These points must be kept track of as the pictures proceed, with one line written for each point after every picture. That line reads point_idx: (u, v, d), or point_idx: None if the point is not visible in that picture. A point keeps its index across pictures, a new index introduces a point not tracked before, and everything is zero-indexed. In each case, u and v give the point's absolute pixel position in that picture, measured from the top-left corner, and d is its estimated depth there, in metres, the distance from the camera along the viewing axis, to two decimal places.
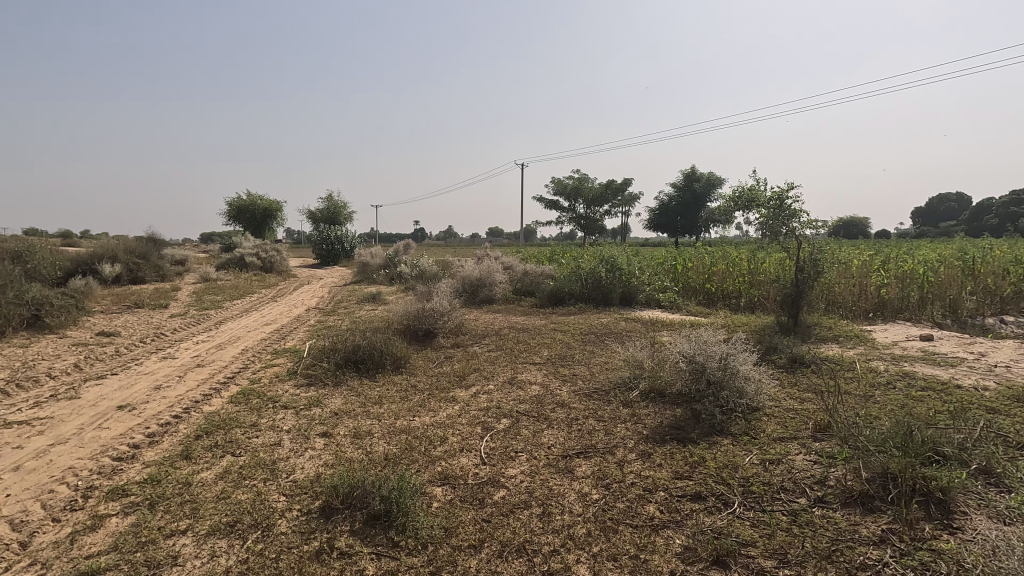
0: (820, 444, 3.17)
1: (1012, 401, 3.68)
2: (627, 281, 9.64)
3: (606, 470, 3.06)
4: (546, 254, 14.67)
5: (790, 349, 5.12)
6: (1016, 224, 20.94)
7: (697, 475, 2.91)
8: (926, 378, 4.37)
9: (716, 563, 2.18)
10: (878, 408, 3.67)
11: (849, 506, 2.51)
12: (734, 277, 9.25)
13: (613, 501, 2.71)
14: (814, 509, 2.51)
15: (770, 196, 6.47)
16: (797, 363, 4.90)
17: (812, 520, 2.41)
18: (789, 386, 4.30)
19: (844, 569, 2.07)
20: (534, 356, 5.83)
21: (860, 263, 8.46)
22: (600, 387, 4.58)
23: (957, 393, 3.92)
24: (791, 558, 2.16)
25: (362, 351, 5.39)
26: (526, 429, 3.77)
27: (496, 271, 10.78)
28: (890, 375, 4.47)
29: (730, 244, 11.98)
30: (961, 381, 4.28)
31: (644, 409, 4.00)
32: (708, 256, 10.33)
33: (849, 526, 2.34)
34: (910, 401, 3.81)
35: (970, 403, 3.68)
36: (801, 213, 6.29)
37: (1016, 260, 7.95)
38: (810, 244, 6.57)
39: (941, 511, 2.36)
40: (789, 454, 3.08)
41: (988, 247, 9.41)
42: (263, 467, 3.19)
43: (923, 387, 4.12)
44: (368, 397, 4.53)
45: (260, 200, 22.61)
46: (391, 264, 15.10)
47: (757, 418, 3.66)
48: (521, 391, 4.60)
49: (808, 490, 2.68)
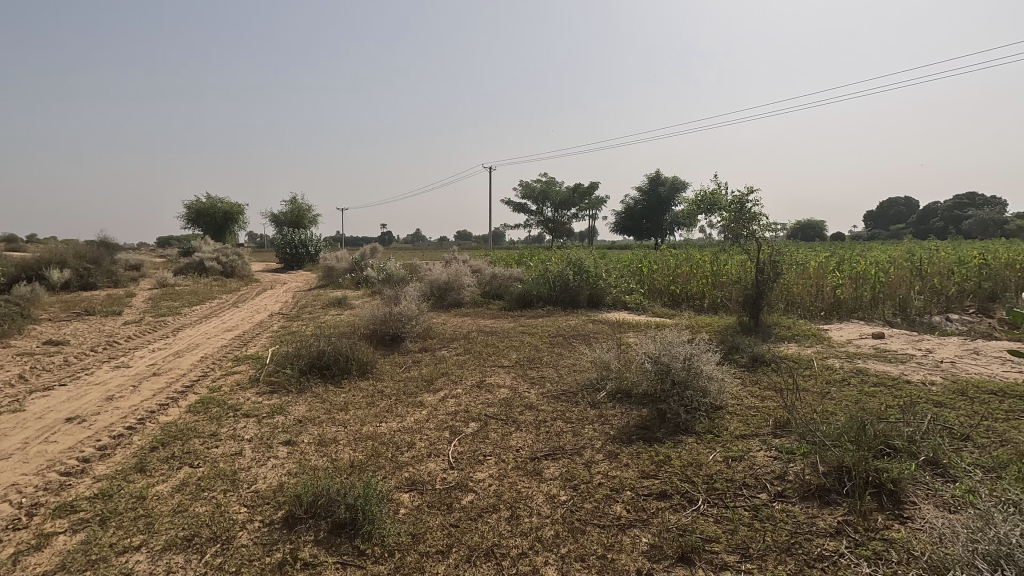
0: (780, 440, 3.27)
1: (956, 395, 3.89)
2: (594, 283, 9.76)
3: (574, 471, 3.08)
4: (515, 257, 14.73)
5: (750, 349, 5.26)
6: (960, 227, 22.11)
7: (663, 474, 2.96)
8: (878, 374, 4.57)
9: (681, 560, 2.21)
10: (834, 404, 3.81)
11: (807, 499, 2.59)
12: (698, 278, 9.49)
13: (580, 502, 2.73)
14: (774, 503, 2.58)
15: (731, 199, 6.65)
16: (757, 362, 5.04)
17: (773, 514, 2.48)
18: (751, 384, 4.42)
19: (803, 561, 2.13)
20: (503, 358, 5.84)
21: (816, 265, 8.79)
22: (568, 389, 4.61)
23: (907, 388, 4.11)
24: (752, 552, 2.21)
25: (327, 356, 5.29)
26: (494, 432, 3.76)
27: (464, 274, 10.75)
28: (845, 372, 4.65)
29: (693, 246, 12.27)
30: (911, 376, 4.50)
31: (611, 409, 4.05)
32: (672, 260, 10.56)
33: (808, 519, 2.42)
34: (863, 396, 3.97)
35: (919, 397, 3.87)
36: (760, 215, 6.51)
37: (959, 262, 8.41)
38: (769, 246, 6.81)
39: (892, 502, 2.46)
40: (750, 451, 3.16)
41: (933, 249, 9.90)
42: (223, 478, 3.09)
43: (875, 383, 4.31)
44: (333, 404, 4.44)
45: (221, 203, 22.01)
46: (357, 268, 14.92)
47: (720, 416, 3.75)
48: (490, 395, 4.60)
49: (768, 485, 2.75)
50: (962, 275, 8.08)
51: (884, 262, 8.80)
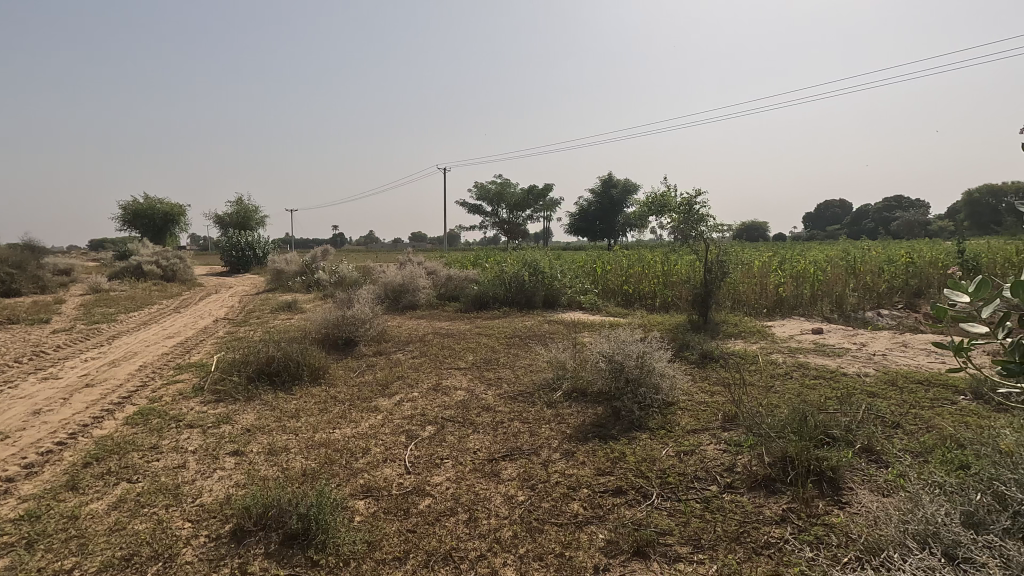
0: (728, 434, 3.38)
1: (888, 385, 4.14)
2: (550, 284, 9.85)
3: (531, 471, 3.10)
4: (470, 258, 14.69)
5: (700, 346, 5.43)
6: (889, 228, 23.59)
7: (618, 470, 3.01)
8: (818, 368, 4.81)
9: (637, 554, 2.26)
10: (778, 398, 3.99)
11: (754, 489, 2.69)
12: (649, 279, 9.73)
13: (538, 501, 2.75)
14: (724, 495, 2.67)
15: (680, 202, 6.87)
16: (707, 359, 5.21)
17: (722, 505, 2.56)
18: (700, 380, 4.57)
19: (751, 549, 2.22)
20: (459, 361, 5.81)
21: (760, 265, 9.18)
22: (525, 390, 4.63)
23: (843, 380, 4.34)
24: (704, 543, 2.28)
25: (277, 362, 5.11)
26: (451, 435, 3.73)
27: (419, 276, 10.63)
28: (787, 367, 4.87)
29: (645, 247, 12.58)
30: (847, 368, 4.76)
31: (567, 409, 4.09)
32: (625, 261, 10.79)
33: (755, 508, 2.52)
34: (805, 389, 4.18)
35: (854, 388, 4.09)
36: (708, 217, 6.75)
37: (888, 262, 8.97)
38: (717, 246, 7.06)
39: (831, 488, 2.59)
40: (701, 445, 3.26)
41: (865, 249, 10.51)
42: (165, 493, 2.94)
43: (815, 376, 4.53)
44: (284, 411, 4.30)
45: (160, 204, 20.95)
46: (308, 271, 14.51)
47: (672, 412, 3.85)
48: (446, 397, 4.57)
49: (718, 477, 2.85)
50: (891, 273, 8.62)
51: (821, 262, 9.28)
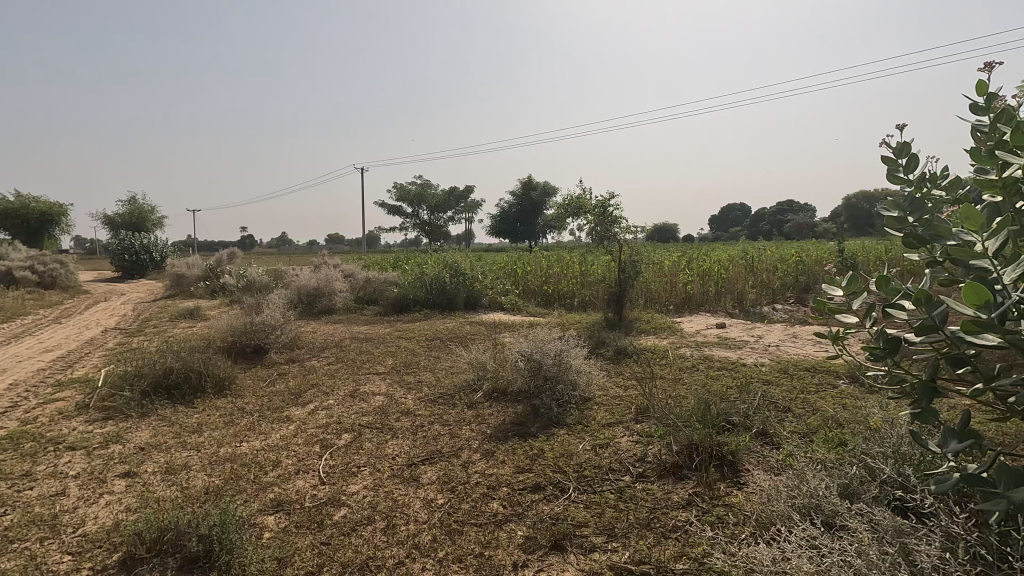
0: (640, 425, 3.55)
1: (780, 373, 4.52)
2: (471, 286, 9.85)
3: (451, 473, 3.08)
4: (390, 260, 14.40)
5: (615, 342, 5.66)
6: (782, 230, 25.78)
7: (537, 467, 3.06)
8: (721, 359, 5.16)
9: (554, 548, 2.31)
10: (685, 389, 4.24)
11: (663, 477, 2.84)
12: (568, 279, 10.01)
13: (458, 503, 2.74)
14: (636, 484, 2.80)
15: (595, 204, 7.14)
16: (621, 354, 5.44)
17: (634, 494, 2.68)
18: (615, 375, 4.76)
19: (660, 533, 2.34)
20: (378, 365, 5.67)
21: (669, 265, 9.72)
22: (445, 392, 4.60)
23: (743, 370, 4.69)
24: (617, 531, 2.38)
25: (175, 374, 4.74)
26: (369, 442, 3.63)
27: (335, 279, 10.26)
28: (694, 359, 5.19)
29: (563, 248, 12.93)
30: (745, 359, 5.15)
31: (487, 409, 4.11)
32: (544, 262, 11.03)
33: (664, 494, 2.66)
34: (709, 380, 4.47)
35: (752, 377, 4.44)
36: (622, 218, 7.11)
37: (781, 261, 9.81)
38: (629, 247, 7.40)
39: (731, 471, 2.79)
40: (615, 437, 3.39)
41: (761, 250, 11.43)
42: (40, 524, 2.63)
43: (718, 368, 4.86)
44: (184, 426, 3.99)
45: (36, 203, 18.77)
46: (213, 275, 13.58)
47: (588, 407, 3.98)
48: (364, 403, 4.44)
49: (631, 468, 2.97)
50: (783, 271, 9.43)
51: (723, 262, 9.97)
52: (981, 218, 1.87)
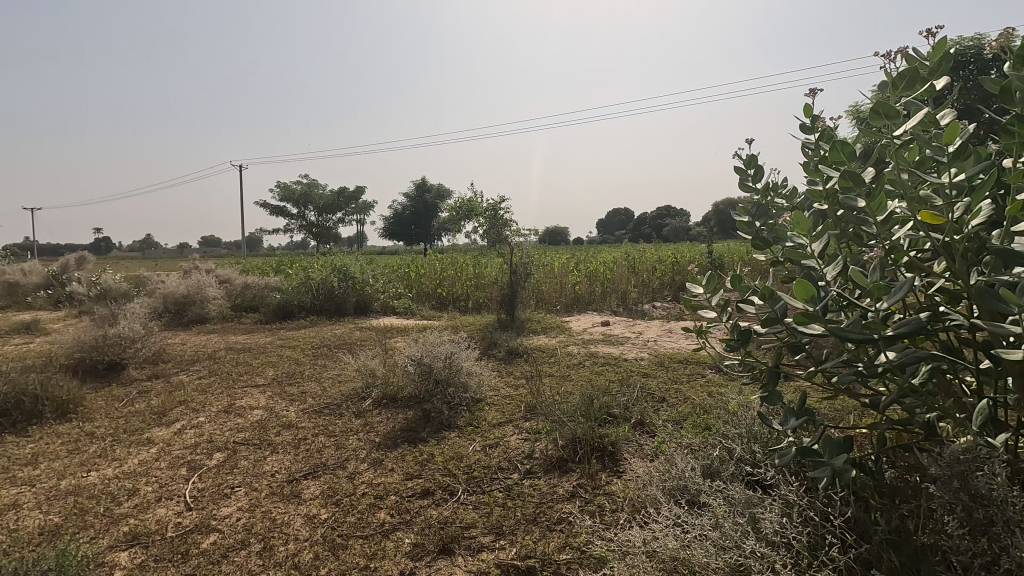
0: (529, 423, 3.64)
1: (657, 366, 4.87)
2: (361, 290, 9.53)
3: (337, 486, 2.95)
4: (273, 264, 13.52)
5: (506, 343, 5.76)
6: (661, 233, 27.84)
7: (426, 472, 3.03)
8: (605, 356, 5.45)
9: (442, 552, 2.30)
10: (572, 385, 4.42)
11: (549, 471, 2.94)
12: (462, 281, 10.04)
13: (342, 517, 2.63)
14: (524, 480, 2.87)
15: (486, 206, 7.26)
16: (513, 354, 5.55)
17: (522, 491, 2.75)
18: (506, 375, 4.85)
19: (545, 527, 2.41)
20: (257, 377, 5.29)
21: (559, 267, 10.10)
22: (332, 401, 4.40)
23: (624, 365, 4.99)
24: (504, 529, 2.42)
25: (3, 399, 4.07)
26: (245, 459, 3.37)
27: (209, 285, 9.43)
28: (581, 357, 5.43)
29: (457, 251, 12.95)
30: (627, 354, 5.49)
31: (377, 416, 3.99)
32: (438, 264, 10.99)
33: (550, 488, 2.75)
34: (594, 376, 4.70)
35: (632, 371, 4.73)
36: (512, 222, 7.28)
37: (658, 262, 10.60)
38: (520, 249, 7.59)
39: (611, 461, 2.96)
40: (505, 436, 3.45)
41: (641, 252, 12.26)
42: None
43: (603, 363, 5.13)
44: (14, 459, 3.44)
45: None
46: (56, 283, 11.88)
47: (479, 408, 4.01)
48: (240, 419, 4.12)
49: (519, 465, 3.04)
50: (660, 272, 10.19)
51: (608, 264, 10.56)
52: (808, 223, 2.15)
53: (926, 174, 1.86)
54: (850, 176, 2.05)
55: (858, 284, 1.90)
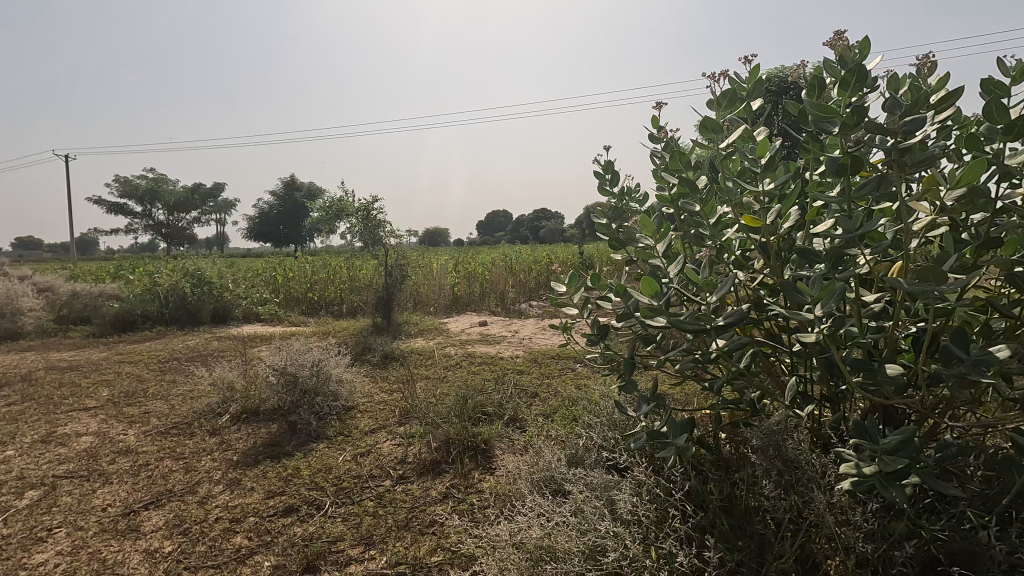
0: (403, 427, 3.58)
1: (530, 363, 5.05)
2: (220, 296, 8.72)
3: (185, 513, 2.67)
4: (110, 269, 11.89)
5: (381, 347, 5.62)
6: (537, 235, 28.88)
7: (291, 488, 2.85)
8: (481, 355, 5.53)
9: (306, 571, 2.18)
10: (448, 386, 4.43)
11: (423, 475, 2.91)
12: (335, 285, 9.60)
13: (191, 546, 2.38)
14: (396, 486, 2.81)
15: (358, 207, 7.08)
16: (388, 358, 5.43)
17: (394, 497, 2.69)
18: (381, 380, 4.72)
19: (417, 531, 2.38)
20: (87, 398, 4.61)
21: (437, 270, 10.08)
22: (182, 420, 3.97)
23: (499, 363, 5.11)
24: (375, 538, 2.35)
25: None
26: (68, 495, 2.92)
27: (24, 294, 8.04)
28: (457, 357, 5.46)
29: (330, 254, 12.36)
30: (502, 353, 5.63)
31: (235, 433, 3.67)
32: (309, 267, 10.43)
33: (423, 491, 2.72)
34: (470, 375, 4.75)
35: (507, 369, 4.86)
36: (385, 223, 7.14)
37: (533, 263, 10.99)
38: (396, 251, 7.43)
39: (484, 458, 3.00)
40: (378, 443, 3.36)
41: (518, 253, 12.65)
42: None
43: (479, 363, 5.21)
44: None
45: None
46: None
47: (351, 416, 3.85)
48: (63, 448, 3.56)
49: (392, 471, 2.97)
50: (535, 272, 10.58)
51: (486, 266, 10.75)
52: (654, 226, 2.36)
53: (746, 183, 2.13)
54: (687, 184, 2.29)
55: (694, 281, 2.13)
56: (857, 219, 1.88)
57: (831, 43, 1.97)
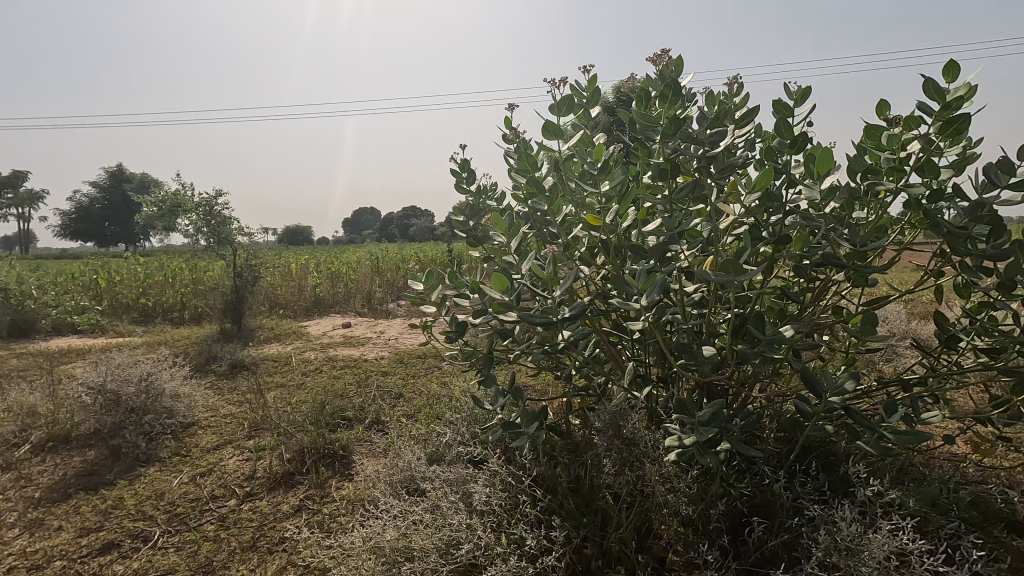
0: (253, 440, 3.31)
1: (395, 364, 4.95)
2: (20, 305, 7.34)
3: None
4: None
5: (229, 356, 5.13)
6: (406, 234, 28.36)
7: (111, 521, 2.49)
8: (344, 358, 5.30)
9: None
10: (306, 393, 4.18)
11: (273, 489, 2.71)
12: (174, 289, 8.57)
13: None
14: (243, 505, 2.59)
15: (198, 202, 6.39)
16: (237, 367, 4.97)
17: (239, 517, 2.48)
18: (228, 391, 4.32)
19: (265, 550, 2.22)
20: None
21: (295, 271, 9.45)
22: None
23: (363, 366, 4.94)
24: (215, 565, 2.14)
25: None
26: None
27: None
28: (317, 362, 5.18)
29: (168, 254, 11.02)
30: (367, 355, 5.45)
31: (38, 465, 3.12)
32: (141, 269, 9.30)
33: (274, 507, 2.54)
34: (331, 380, 4.53)
35: (371, 371, 4.71)
36: (232, 220, 6.57)
37: (401, 262, 10.79)
38: (245, 250, 6.99)
39: (342, 465, 2.89)
40: (222, 460, 3.07)
41: (385, 251, 12.30)
42: None
43: (341, 366, 4.98)
44: None
45: None
46: None
47: (191, 433, 3.47)
48: None
49: (238, 489, 2.73)
50: (403, 271, 10.39)
51: (350, 266, 10.32)
52: (505, 224, 2.43)
53: (586, 185, 2.29)
54: (534, 184, 2.40)
55: (540, 277, 2.23)
56: (676, 219, 2.12)
57: (653, 60, 2.18)
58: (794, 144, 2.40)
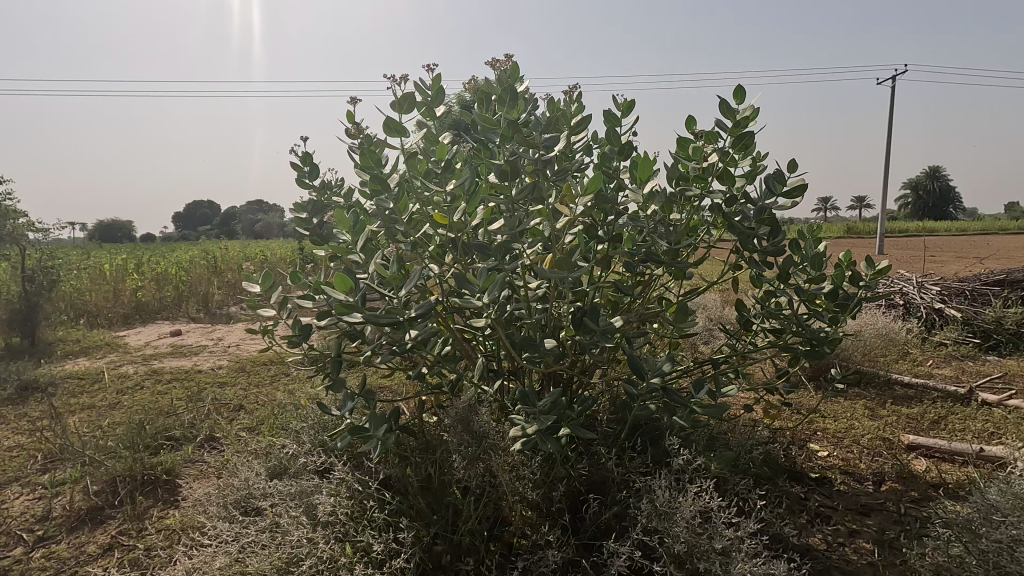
0: (48, 474, 2.80)
1: (235, 373, 4.51)
2: None
3: None
4: None
5: (17, 375, 4.28)
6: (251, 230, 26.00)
7: None
8: (171, 370, 4.71)
9: None
10: (121, 413, 3.64)
11: (76, 529, 2.33)
12: None
13: None
14: (33, 552, 2.19)
15: None
16: (27, 390, 4.16)
17: (27, 568, 2.09)
18: (14, 419, 3.60)
19: None
20: None
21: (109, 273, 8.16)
22: None
23: (196, 378, 4.43)
24: None
25: None
26: None
27: None
28: (137, 376, 4.53)
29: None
30: (201, 365, 4.89)
31: None
32: None
33: (76, 549, 2.19)
34: (154, 396, 3.99)
35: (205, 383, 4.24)
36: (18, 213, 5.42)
37: (243, 261, 9.84)
38: (37, 251, 5.88)
39: (167, 491, 2.58)
40: (4, 502, 2.55)
41: (223, 248, 11.14)
42: None
43: (168, 380, 4.41)
44: None
45: None
46: None
47: None
48: None
49: (26, 535, 2.30)
50: (246, 271, 9.49)
51: (180, 267, 9.19)
52: (349, 221, 2.34)
53: (431, 183, 2.29)
54: (378, 181, 2.33)
55: (384, 276, 2.18)
56: (516, 218, 2.22)
57: (491, 64, 2.25)
58: (621, 151, 2.64)
